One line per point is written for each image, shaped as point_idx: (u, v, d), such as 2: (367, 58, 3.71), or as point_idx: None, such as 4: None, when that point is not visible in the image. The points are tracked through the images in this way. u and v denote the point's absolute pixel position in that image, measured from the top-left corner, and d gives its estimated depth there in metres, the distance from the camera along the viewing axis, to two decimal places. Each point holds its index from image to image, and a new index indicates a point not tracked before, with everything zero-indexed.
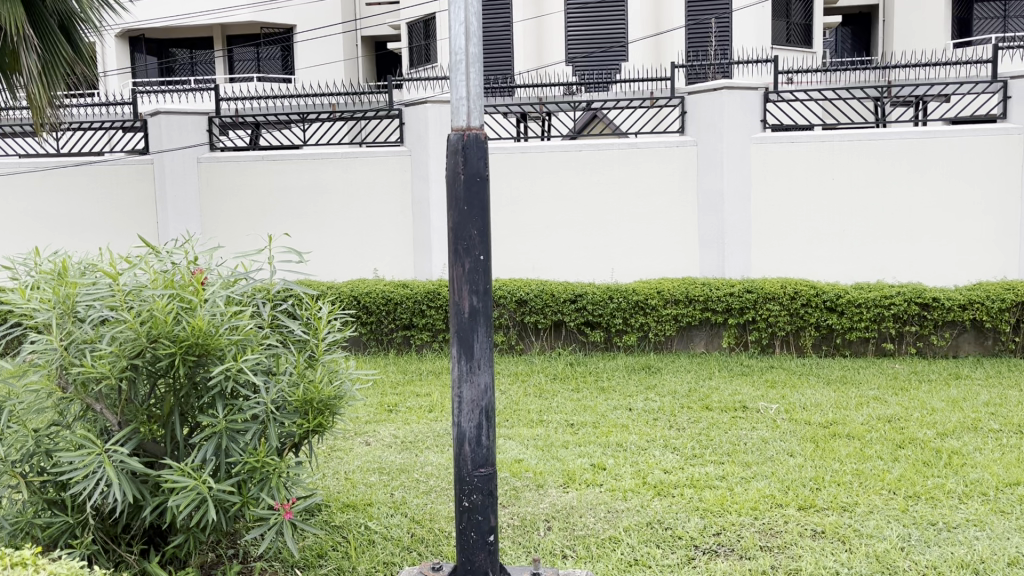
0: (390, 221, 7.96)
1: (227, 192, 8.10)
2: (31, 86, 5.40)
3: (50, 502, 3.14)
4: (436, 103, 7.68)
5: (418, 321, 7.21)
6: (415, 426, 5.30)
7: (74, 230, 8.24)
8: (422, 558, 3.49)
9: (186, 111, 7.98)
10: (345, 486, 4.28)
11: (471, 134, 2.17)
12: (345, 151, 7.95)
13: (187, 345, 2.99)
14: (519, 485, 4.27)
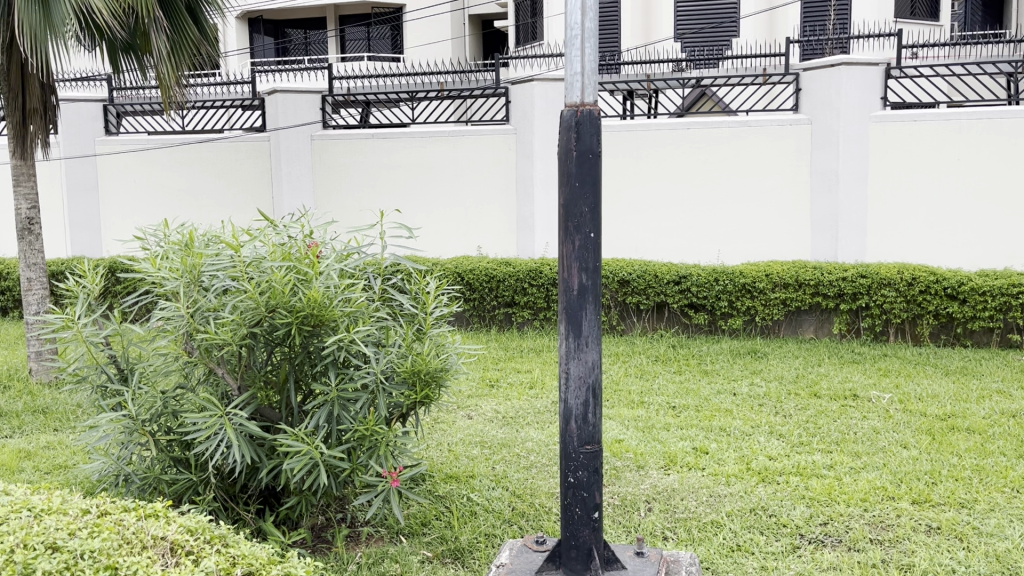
0: (495, 199, 8.02)
1: (337, 168, 8.33)
2: (160, 66, 5.67)
3: (176, 460, 3.33)
4: (543, 81, 7.65)
5: (520, 299, 7.26)
6: (516, 402, 5.35)
7: (197, 203, 8.68)
8: (523, 531, 3.54)
9: (302, 90, 8.20)
10: (448, 458, 4.37)
11: (585, 109, 2.13)
12: (452, 129, 8.04)
13: (303, 315, 3.11)
14: (620, 465, 4.27)
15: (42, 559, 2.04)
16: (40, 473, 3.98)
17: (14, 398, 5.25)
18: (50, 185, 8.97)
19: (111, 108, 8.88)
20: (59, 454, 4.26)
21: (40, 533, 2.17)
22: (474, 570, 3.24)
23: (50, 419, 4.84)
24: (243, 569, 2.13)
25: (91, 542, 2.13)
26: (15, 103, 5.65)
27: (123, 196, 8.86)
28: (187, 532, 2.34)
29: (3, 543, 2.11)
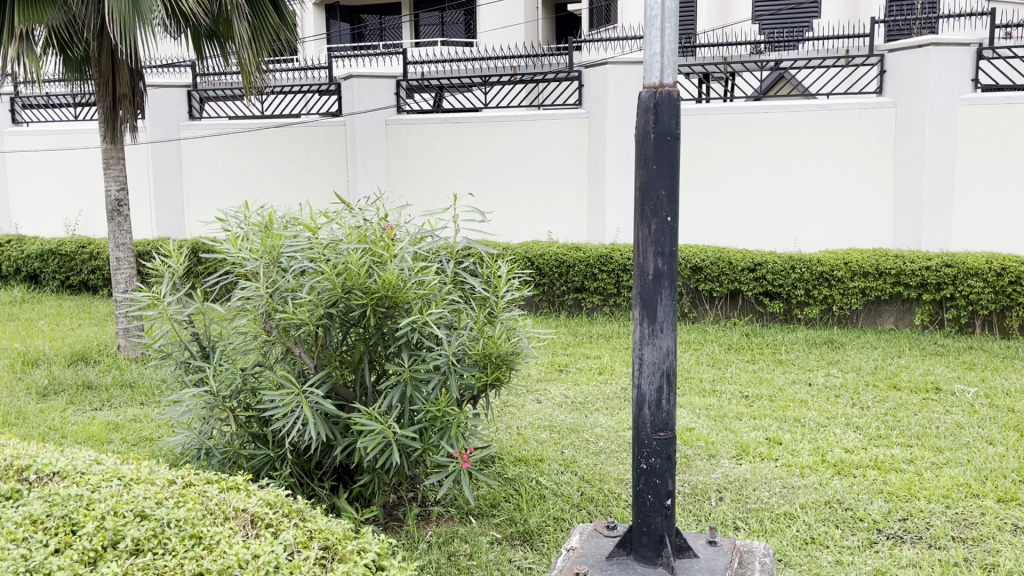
0: (567, 183, 7.99)
1: (410, 152, 8.41)
2: (242, 52, 5.80)
3: (253, 436, 3.43)
4: (617, 64, 7.57)
5: (590, 284, 7.22)
6: (585, 387, 5.35)
7: (274, 186, 8.89)
8: (591, 516, 3.54)
9: (377, 75, 8.28)
10: (517, 441, 4.39)
11: (664, 90, 2.08)
12: (525, 113, 8.03)
13: (378, 297, 3.15)
14: (690, 453, 4.22)
15: (131, 526, 2.13)
16: (127, 445, 4.15)
17: (104, 372, 5.49)
18: (137, 168, 9.32)
19: (194, 93, 9.16)
20: (145, 426, 4.44)
21: (130, 501, 2.27)
22: (543, 553, 3.25)
23: (137, 393, 5.05)
24: (319, 543, 2.16)
25: (176, 512, 2.22)
26: (105, 89, 5.87)
27: (204, 179, 9.12)
28: (267, 505, 2.41)
29: (95, 509, 2.21)
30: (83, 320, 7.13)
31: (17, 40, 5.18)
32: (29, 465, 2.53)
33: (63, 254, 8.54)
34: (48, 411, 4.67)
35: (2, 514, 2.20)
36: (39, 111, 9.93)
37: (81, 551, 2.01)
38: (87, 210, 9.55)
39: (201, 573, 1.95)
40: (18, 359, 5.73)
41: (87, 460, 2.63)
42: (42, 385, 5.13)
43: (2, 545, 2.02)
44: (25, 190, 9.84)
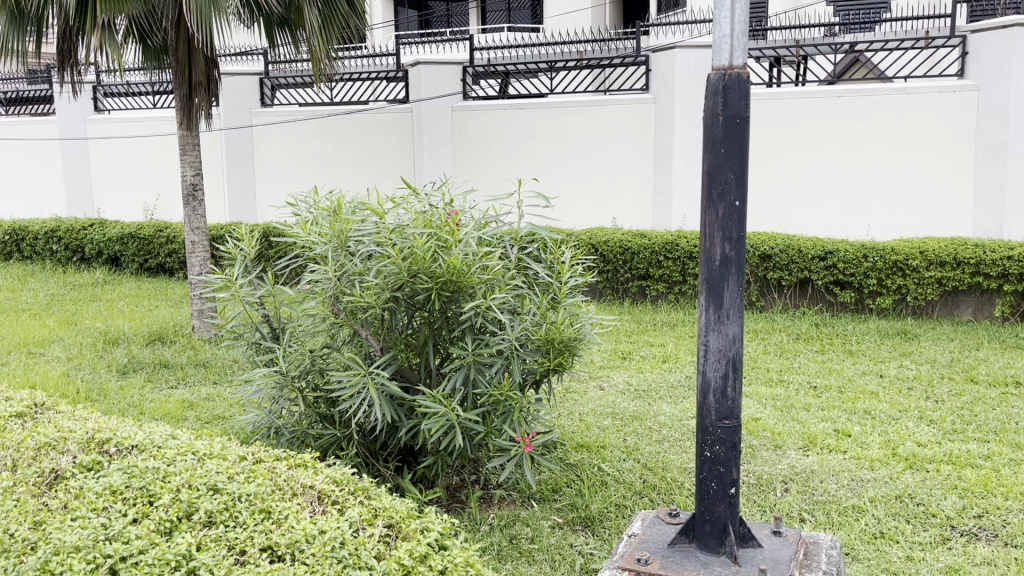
0: (633, 169, 7.92)
1: (476, 138, 8.44)
2: (312, 40, 5.91)
3: (322, 416, 3.50)
4: (685, 48, 7.45)
5: (655, 272, 7.16)
6: (649, 375, 5.32)
7: (342, 173, 9.04)
8: (653, 504, 3.52)
9: (444, 61, 8.32)
10: (579, 427, 4.39)
11: (733, 73, 2.04)
12: (591, 99, 7.98)
13: (443, 281, 3.18)
14: (756, 444, 4.16)
15: (204, 499, 2.21)
16: (201, 422, 4.28)
17: (180, 352, 5.68)
18: (211, 154, 9.56)
19: (266, 81, 9.33)
20: (218, 405, 4.57)
21: (203, 475, 2.35)
22: (604, 539, 3.25)
23: (210, 373, 5.21)
24: (384, 521, 2.20)
25: (247, 487, 2.29)
26: (182, 77, 6.02)
27: (275, 166, 9.31)
28: (333, 483, 2.46)
29: (171, 482, 2.30)
30: (161, 302, 7.38)
31: (100, 30, 5.37)
32: (110, 438, 2.63)
33: (141, 238, 8.84)
34: (127, 388, 4.86)
35: (84, 483, 2.29)
36: (120, 99, 10.27)
37: (158, 521, 2.10)
38: (164, 195, 9.86)
39: (270, 547, 2.01)
40: (100, 338, 5.97)
41: (163, 435, 2.73)
42: (122, 363, 5.34)
43: (85, 514, 2.11)
44: (106, 176, 10.20)
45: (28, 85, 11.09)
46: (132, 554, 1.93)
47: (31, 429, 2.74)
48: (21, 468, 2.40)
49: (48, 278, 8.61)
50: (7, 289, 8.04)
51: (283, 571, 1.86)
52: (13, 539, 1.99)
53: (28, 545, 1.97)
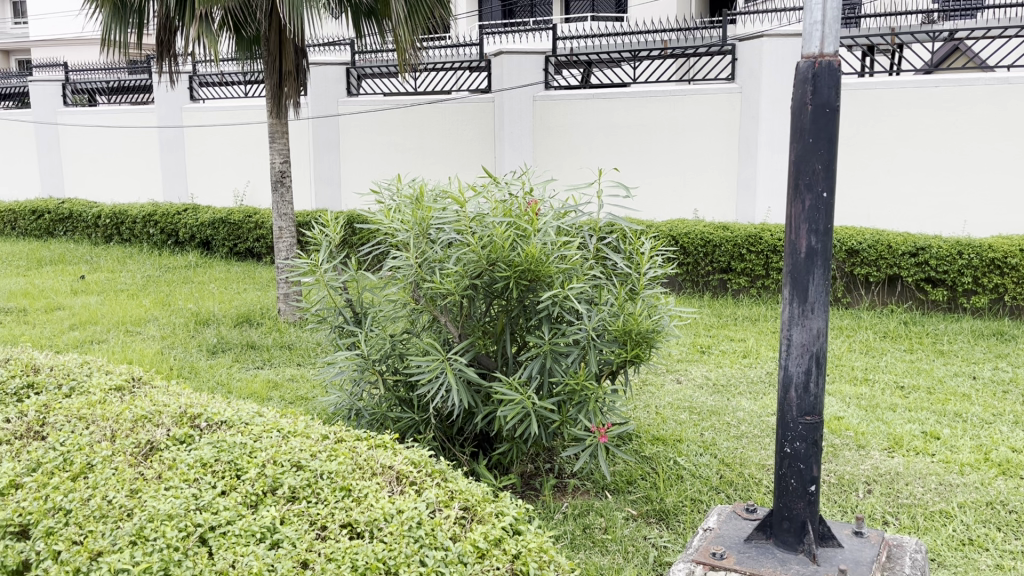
0: (716, 160, 7.80)
1: (557, 128, 8.42)
2: (398, 29, 6.01)
3: (400, 399, 3.57)
4: (774, 37, 7.29)
5: (737, 265, 7.03)
6: (728, 370, 5.24)
7: (425, 161, 9.15)
8: (730, 500, 3.48)
9: (526, 51, 8.32)
10: (655, 420, 4.36)
11: (824, 61, 1.97)
12: (675, 88, 7.88)
13: (521, 270, 3.20)
14: (838, 443, 4.06)
15: (288, 475, 2.29)
16: (284, 402, 4.41)
17: (266, 334, 5.87)
18: (299, 143, 9.82)
19: (353, 71, 9.49)
20: (301, 386, 4.70)
21: (287, 452, 2.43)
22: (679, 532, 3.22)
23: (294, 355, 5.36)
24: (459, 504, 2.23)
25: (329, 465, 2.36)
26: (273, 67, 6.17)
27: (360, 154, 9.50)
28: (411, 464, 2.50)
29: (257, 457, 2.39)
30: (249, 285, 7.63)
31: (197, 21, 5.57)
32: (200, 413, 2.75)
33: (231, 223, 9.14)
34: (215, 367, 5.05)
35: (177, 455, 2.40)
36: (215, 89, 10.57)
37: (244, 494, 2.18)
38: (253, 181, 10.18)
39: (350, 523, 2.06)
40: (192, 318, 6.21)
41: (250, 412, 2.83)
42: (212, 343, 5.54)
43: (177, 484, 2.21)
44: (199, 162, 10.59)
45: (129, 75, 11.48)
46: (220, 524, 2.02)
47: (129, 402, 2.88)
48: (120, 438, 2.52)
49: (145, 261, 8.99)
50: (107, 270, 8.43)
51: (361, 548, 1.91)
52: (111, 505, 2.10)
53: (125, 511, 2.07)
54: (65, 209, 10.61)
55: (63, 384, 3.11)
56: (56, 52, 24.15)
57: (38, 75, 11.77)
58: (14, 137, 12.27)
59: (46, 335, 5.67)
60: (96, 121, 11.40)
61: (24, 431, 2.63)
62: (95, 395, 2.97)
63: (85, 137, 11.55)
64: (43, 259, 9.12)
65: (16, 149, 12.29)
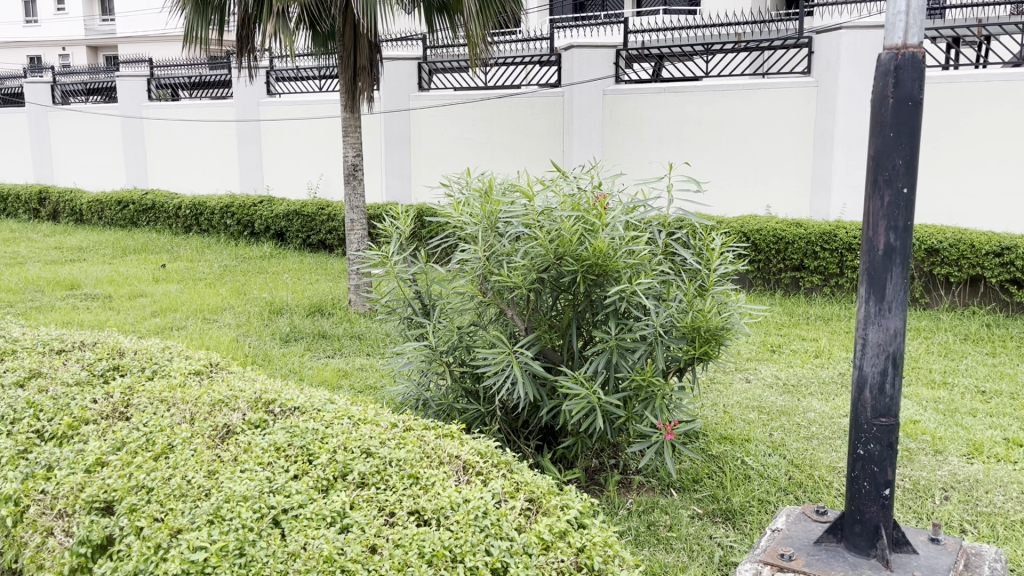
0: (790, 156, 7.65)
1: (627, 123, 8.35)
2: (470, 23, 6.08)
3: (466, 391, 3.60)
4: (852, 29, 7.10)
5: (810, 263, 6.88)
6: (799, 370, 5.13)
7: (493, 155, 9.18)
8: (799, 501, 3.41)
9: (597, 44, 8.27)
10: (722, 419, 4.30)
11: (907, 52, 1.90)
12: (748, 82, 7.75)
13: (589, 264, 3.19)
14: (913, 447, 3.94)
15: (359, 461, 2.34)
16: (354, 390, 4.50)
17: (337, 323, 5.99)
18: (371, 137, 9.97)
19: (424, 66, 9.57)
20: (370, 375, 4.79)
21: (357, 439, 2.48)
22: (745, 533, 3.18)
23: (364, 345, 5.45)
24: (525, 495, 2.24)
25: (397, 452, 2.40)
26: (347, 62, 6.29)
27: (430, 148, 9.59)
28: (478, 455, 2.52)
29: (329, 443, 2.44)
30: (322, 276, 7.79)
31: (275, 17, 5.73)
32: (275, 399, 2.82)
33: (305, 215, 9.34)
34: (288, 355, 5.17)
35: (252, 439, 2.47)
36: (291, 83, 10.78)
37: (316, 479, 2.23)
38: (326, 174, 10.39)
39: (417, 510, 2.10)
40: (267, 307, 6.37)
41: (322, 399, 2.90)
42: (285, 332, 5.68)
43: (252, 467, 2.28)
44: (275, 156, 10.84)
45: (209, 71, 11.72)
46: (293, 507, 2.08)
47: (207, 386, 2.98)
48: (199, 421, 2.61)
49: (222, 251, 9.27)
50: (186, 259, 8.71)
51: (428, 535, 1.94)
52: (190, 484, 2.18)
53: (203, 491, 2.15)
54: (148, 200, 11.00)
55: (146, 367, 3.24)
56: (143, 48, 25.06)
57: (125, 70, 12.14)
58: (102, 130, 12.76)
59: (130, 321, 5.89)
60: (178, 116, 11.78)
61: (110, 411, 2.74)
62: (176, 379, 3.09)
63: (167, 130, 11.95)
64: (127, 248, 9.48)
65: (103, 142, 12.78)
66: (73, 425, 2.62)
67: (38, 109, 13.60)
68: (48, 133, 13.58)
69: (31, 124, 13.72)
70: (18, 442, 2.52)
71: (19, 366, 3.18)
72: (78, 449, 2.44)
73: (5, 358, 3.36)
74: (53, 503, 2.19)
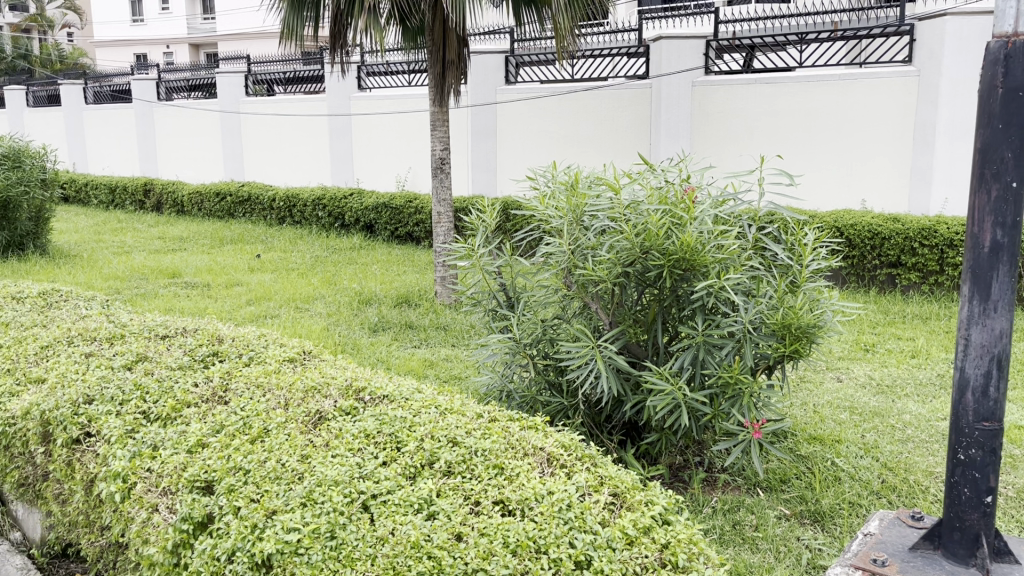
0: (888, 148, 7.39)
1: (716, 114, 8.19)
2: (558, 16, 6.12)
3: (549, 384, 3.61)
4: (957, 15, 6.81)
5: (907, 259, 6.64)
6: (894, 370, 4.96)
7: (579, 147, 9.16)
8: (893, 506, 3.31)
9: (687, 35, 8.14)
10: (812, 419, 4.19)
11: (1019, 40, 1.62)
12: (844, 72, 7.52)
13: (676, 259, 3.15)
14: (1017, 454, 3.76)
15: (445, 450, 2.37)
16: (439, 380, 4.58)
17: (423, 314, 6.09)
18: (459, 130, 10.07)
19: (511, 59, 9.62)
20: (455, 365, 4.86)
21: (444, 428, 2.52)
22: (835, 536, 3.10)
23: (450, 336, 5.53)
24: (609, 489, 2.24)
25: (483, 442, 2.43)
26: (436, 56, 6.36)
27: (515, 141, 9.62)
28: (561, 447, 2.53)
29: (416, 431, 2.49)
30: (408, 267, 7.92)
31: (366, 13, 5.85)
32: (365, 387, 2.90)
33: (393, 208, 9.51)
34: (376, 345, 5.28)
35: (343, 425, 2.54)
36: (382, 78, 10.97)
37: (404, 466, 2.28)
38: (415, 167, 10.57)
39: (502, 500, 2.12)
40: (356, 298, 6.53)
41: (410, 388, 2.96)
42: (373, 322, 5.81)
43: (343, 452, 2.35)
44: (364, 149, 11.07)
45: (303, 66, 12.12)
46: (381, 493, 2.13)
47: (301, 373, 3.09)
48: (293, 406, 2.70)
49: (314, 242, 9.52)
50: (280, 250, 9.00)
51: (513, 525, 1.96)
52: (285, 467, 2.26)
53: (296, 475, 2.22)
54: (244, 192, 11.39)
55: (244, 354, 3.36)
56: (241, 45, 25.93)
57: (225, 67, 12.56)
58: (202, 125, 13.27)
59: (227, 309, 6.13)
60: (273, 111, 12.14)
61: (210, 395, 2.86)
62: (270, 365, 3.20)
63: (263, 124, 12.34)
64: (224, 238, 9.84)
65: (204, 136, 13.29)
66: (176, 407, 2.75)
67: (144, 105, 14.23)
68: (153, 128, 14.20)
69: (137, 119, 14.37)
70: (126, 422, 2.65)
71: (127, 350, 3.35)
72: (181, 430, 2.55)
73: (114, 342, 3.54)
74: (158, 481, 2.30)
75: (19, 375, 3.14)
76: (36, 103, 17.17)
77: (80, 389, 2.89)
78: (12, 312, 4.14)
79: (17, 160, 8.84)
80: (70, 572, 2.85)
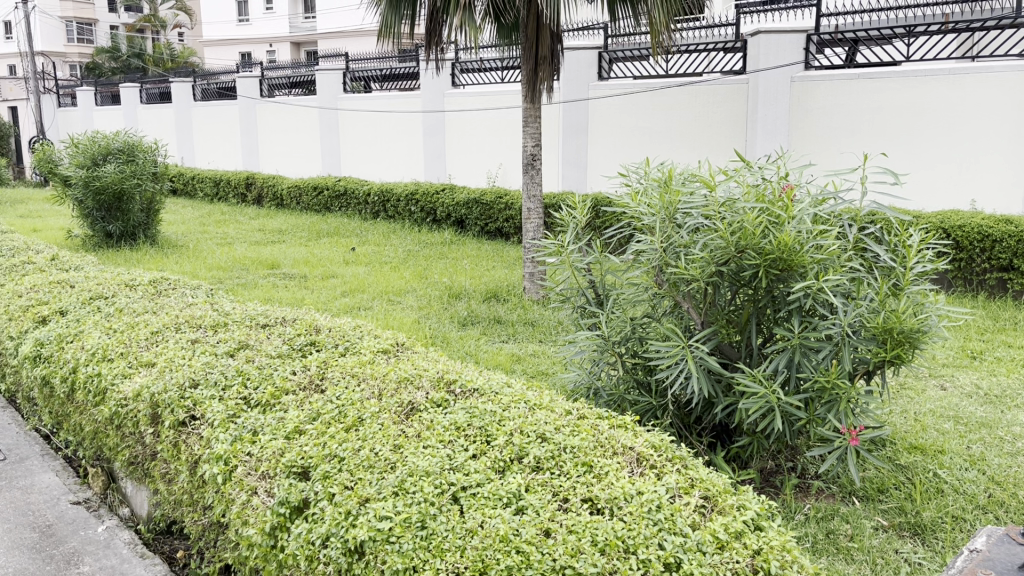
0: (1001, 145, 7.04)
1: (816, 110, 7.95)
2: (654, 12, 6.04)
3: (638, 382, 3.58)
4: None
5: (1020, 263, 6.29)
6: (1003, 379, 4.71)
7: (671, 143, 9.03)
8: (1000, 522, 3.14)
9: (786, 30, 7.92)
10: (914, 427, 4.02)
11: None
12: (955, 66, 7.18)
13: (772, 259, 3.08)
14: None
15: (534, 445, 2.38)
16: (526, 375, 4.59)
17: (511, 309, 6.13)
18: (551, 126, 10.08)
19: (605, 55, 9.55)
20: (543, 361, 4.87)
21: (533, 423, 2.53)
22: (936, 551, 2.96)
23: (537, 332, 5.54)
24: (700, 492, 2.20)
25: (572, 439, 2.42)
26: (530, 52, 6.34)
27: (607, 137, 9.56)
28: (651, 447, 2.50)
29: (506, 425, 2.51)
30: (497, 263, 7.97)
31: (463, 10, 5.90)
32: (455, 379, 2.94)
33: (484, 203, 9.59)
34: (466, 338, 5.33)
35: (435, 417, 2.58)
36: (474, 75, 11.02)
37: (494, 459, 2.30)
38: (505, 163, 10.65)
39: (591, 498, 2.11)
40: (446, 292, 6.61)
41: (499, 382, 2.98)
42: (463, 316, 5.86)
43: (434, 444, 2.38)
44: (457, 145, 11.20)
45: (399, 63, 12.23)
46: (471, 486, 2.15)
47: (393, 364, 3.15)
48: (385, 397, 2.76)
49: (406, 236, 9.69)
50: (373, 243, 9.20)
51: (601, 524, 1.95)
52: (378, 456, 2.31)
53: (388, 464, 2.26)
54: (341, 186, 11.68)
55: (339, 344, 3.44)
56: (339, 44, 26.60)
57: (324, 64, 12.90)
58: (301, 121, 13.67)
59: (323, 300, 6.31)
60: (369, 107, 12.40)
61: (307, 384, 2.94)
62: (364, 356, 3.27)
63: (359, 120, 12.61)
64: (321, 231, 10.11)
65: (302, 132, 13.70)
66: (275, 394, 2.84)
67: (248, 102, 14.76)
68: (255, 123, 14.71)
69: (241, 115, 14.94)
70: (228, 407, 2.76)
71: (230, 338, 3.48)
72: (279, 417, 2.64)
73: (218, 329, 3.69)
74: (257, 465, 2.39)
75: (131, 359, 3.30)
76: (150, 100, 18.05)
77: (186, 373, 3.03)
78: (126, 299, 4.36)
79: (132, 154, 9.24)
80: (174, 548, 2.99)
